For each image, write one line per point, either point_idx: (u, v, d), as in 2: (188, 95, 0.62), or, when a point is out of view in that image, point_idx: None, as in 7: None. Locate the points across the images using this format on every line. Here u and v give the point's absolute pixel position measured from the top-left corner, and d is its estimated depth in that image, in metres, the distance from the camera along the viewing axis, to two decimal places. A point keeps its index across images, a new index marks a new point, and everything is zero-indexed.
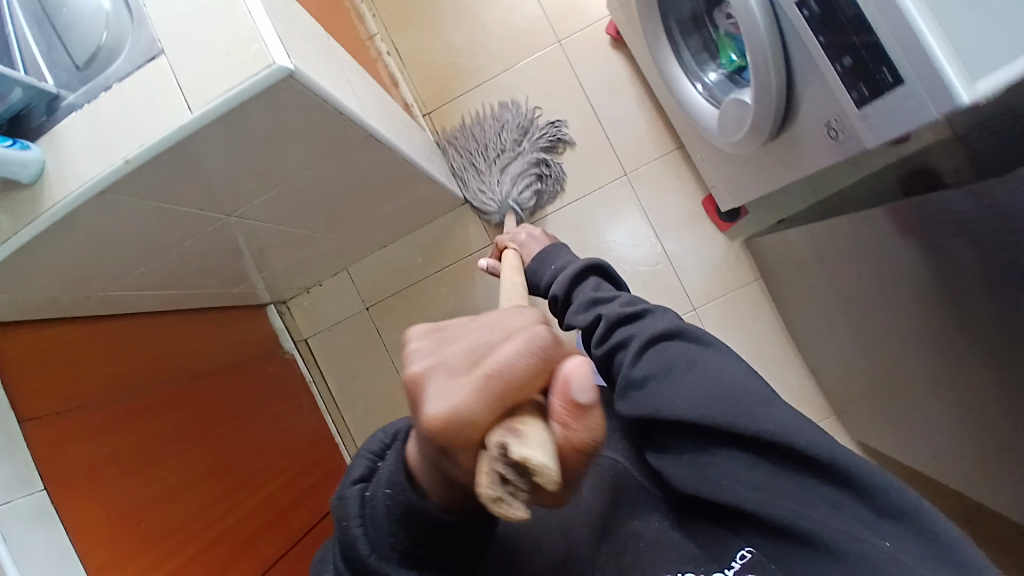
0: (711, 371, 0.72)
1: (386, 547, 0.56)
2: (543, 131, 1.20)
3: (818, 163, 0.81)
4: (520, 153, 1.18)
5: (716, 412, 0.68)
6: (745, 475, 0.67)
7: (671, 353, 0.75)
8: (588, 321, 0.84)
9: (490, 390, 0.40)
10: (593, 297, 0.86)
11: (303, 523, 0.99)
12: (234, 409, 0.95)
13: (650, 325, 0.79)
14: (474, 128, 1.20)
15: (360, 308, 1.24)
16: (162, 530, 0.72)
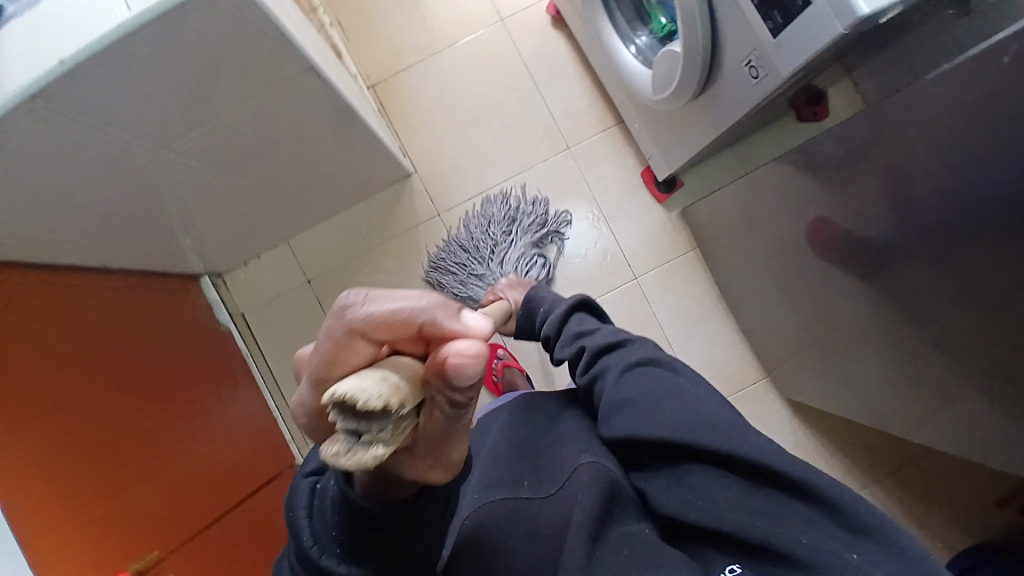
0: (688, 400, 0.65)
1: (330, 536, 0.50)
2: (533, 218, 1.18)
3: (739, 110, 0.78)
4: (514, 247, 1.17)
5: (693, 436, 0.61)
6: (719, 498, 0.57)
7: (649, 378, 0.69)
8: (575, 353, 0.77)
9: (314, 382, 0.40)
10: (579, 330, 0.80)
11: (237, 495, 0.99)
12: (155, 381, 0.94)
13: (634, 353, 0.73)
14: (462, 233, 1.19)
15: (301, 281, 1.23)
16: (82, 484, 0.72)
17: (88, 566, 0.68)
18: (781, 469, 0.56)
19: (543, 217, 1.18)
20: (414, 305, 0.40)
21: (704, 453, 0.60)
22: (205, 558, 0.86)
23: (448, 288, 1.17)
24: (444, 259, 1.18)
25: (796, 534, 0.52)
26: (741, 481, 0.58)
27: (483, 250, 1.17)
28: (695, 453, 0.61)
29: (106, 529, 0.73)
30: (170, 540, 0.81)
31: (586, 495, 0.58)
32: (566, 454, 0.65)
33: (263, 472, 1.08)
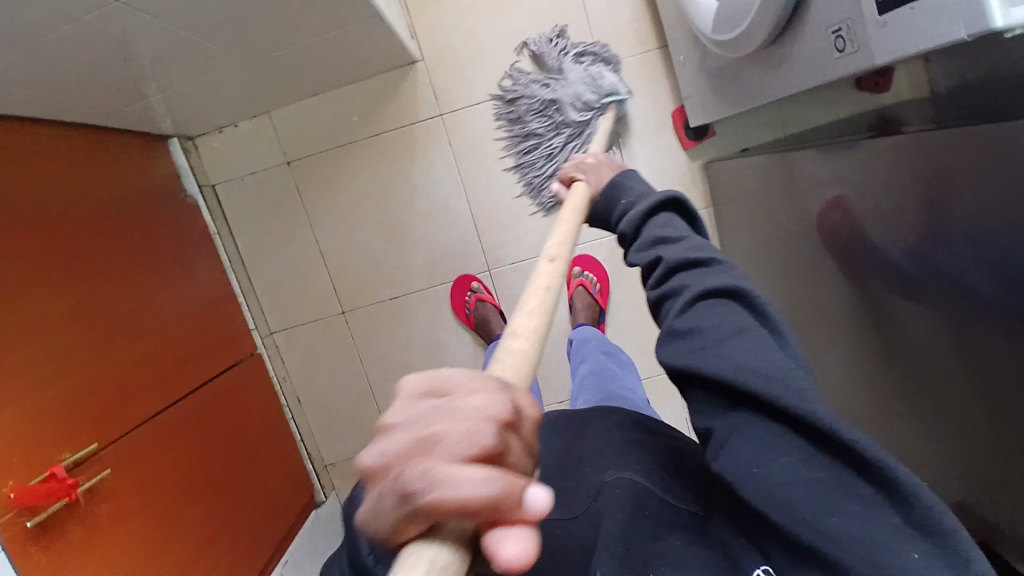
0: (767, 344, 0.45)
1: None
2: (552, 50, 1.04)
3: (810, 81, 0.66)
4: (563, 82, 1.03)
5: (763, 385, 0.42)
6: (772, 463, 0.40)
7: (726, 318, 0.47)
8: (648, 264, 0.56)
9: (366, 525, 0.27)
10: (661, 231, 0.57)
11: (200, 378, 1.00)
12: (122, 253, 0.90)
13: (712, 280, 0.50)
14: (513, 121, 1.07)
15: (279, 161, 1.12)
16: (18, 366, 0.69)
17: (21, 450, 0.67)
18: (832, 426, 0.39)
19: (559, 47, 1.04)
20: (481, 492, 0.24)
21: (759, 401, 0.42)
22: (153, 445, 0.86)
23: (542, 186, 1.09)
24: (526, 173, 1.09)
25: (842, 523, 0.37)
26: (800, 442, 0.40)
27: (540, 117, 1.05)
28: (750, 401, 0.43)
29: (42, 415, 0.71)
30: (114, 426, 0.81)
31: (610, 518, 0.45)
32: (589, 462, 0.52)
33: (222, 359, 1.06)
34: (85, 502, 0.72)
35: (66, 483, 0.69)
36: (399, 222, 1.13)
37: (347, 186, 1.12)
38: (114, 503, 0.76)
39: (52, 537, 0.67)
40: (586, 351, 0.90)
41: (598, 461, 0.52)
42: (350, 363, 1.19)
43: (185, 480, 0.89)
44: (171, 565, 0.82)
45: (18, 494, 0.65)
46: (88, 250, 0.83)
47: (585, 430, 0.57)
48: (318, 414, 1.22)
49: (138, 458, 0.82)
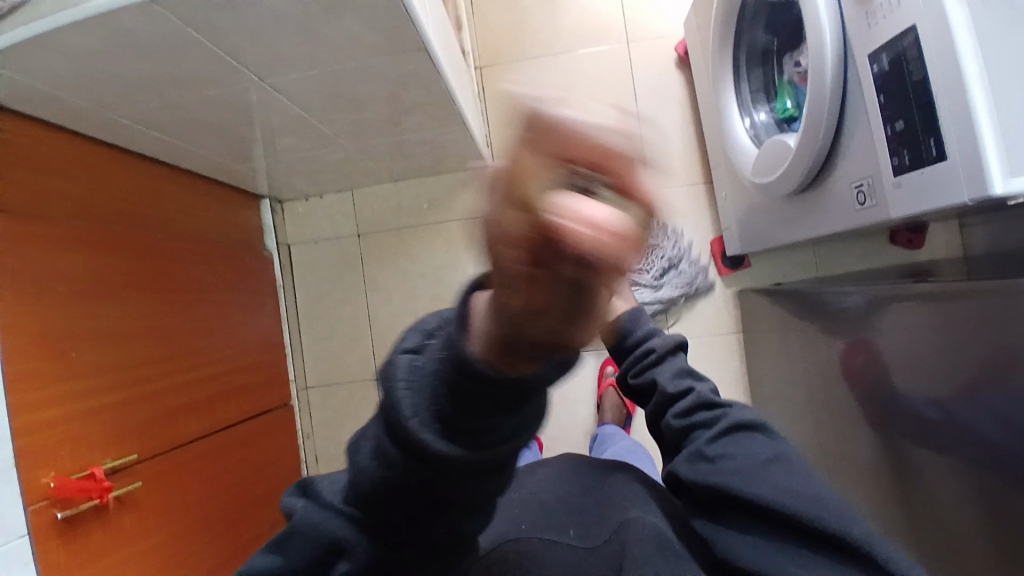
0: (802, 472, 0.51)
1: (358, 487, 0.35)
2: (687, 274, 1.14)
3: (836, 227, 0.73)
4: (655, 292, 1.13)
5: (802, 507, 0.47)
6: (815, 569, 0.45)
7: (760, 446, 0.53)
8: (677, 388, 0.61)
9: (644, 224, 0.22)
10: (692, 368, 0.64)
11: (238, 412, 1.06)
12: (198, 286, 1.01)
13: (746, 414, 0.56)
14: None
15: (351, 232, 1.24)
16: (86, 370, 0.77)
17: (71, 445, 0.74)
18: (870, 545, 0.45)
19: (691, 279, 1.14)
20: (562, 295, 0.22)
21: (791, 526, 0.47)
22: (182, 470, 0.90)
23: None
24: None
25: None
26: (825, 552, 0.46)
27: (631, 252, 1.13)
28: (785, 523, 0.47)
29: (96, 415, 0.78)
30: (154, 443, 0.86)
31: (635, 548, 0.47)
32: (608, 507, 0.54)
33: (262, 400, 1.13)
34: (112, 508, 0.77)
35: (101, 485, 0.74)
36: (446, 301, 1.21)
37: (407, 261, 1.23)
38: (136, 514, 0.80)
39: (76, 533, 0.72)
40: (611, 444, 0.93)
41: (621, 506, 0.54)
42: None
43: (202, 508, 0.93)
44: None
45: (57, 485, 0.70)
46: (170, 279, 0.95)
47: (604, 481, 0.59)
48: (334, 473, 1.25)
49: (166, 478, 0.87)
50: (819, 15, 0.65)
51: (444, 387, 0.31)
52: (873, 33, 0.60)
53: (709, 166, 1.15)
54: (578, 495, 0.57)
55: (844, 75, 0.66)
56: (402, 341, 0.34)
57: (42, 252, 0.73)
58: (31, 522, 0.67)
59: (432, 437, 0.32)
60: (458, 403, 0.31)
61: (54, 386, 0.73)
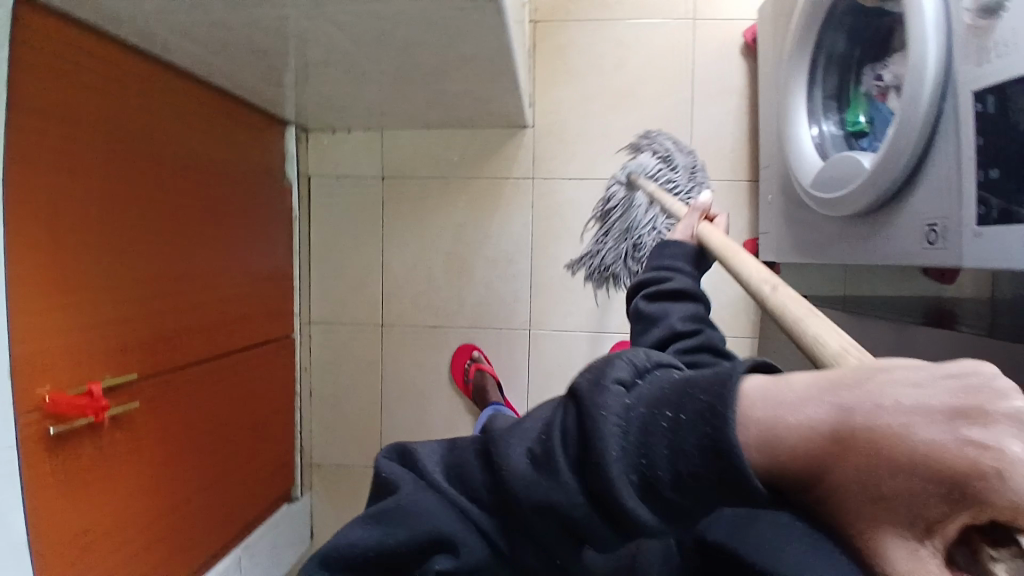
0: None
1: (496, 495, 0.35)
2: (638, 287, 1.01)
3: (893, 259, 0.70)
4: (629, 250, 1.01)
5: None
6: None
7: None
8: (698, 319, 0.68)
9: None
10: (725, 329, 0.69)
11: (240, 343, 1.04)
12: (214, 210, 0.97)
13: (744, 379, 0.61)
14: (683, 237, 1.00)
15: (375, 174, 1.19)
16: (92, 282, 0.74)
17: (71, 361, 0.71)
18: None
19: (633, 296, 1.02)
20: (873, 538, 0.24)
21: None
22: (178, 395, 0.88)
23: (672, 160, 0.98)
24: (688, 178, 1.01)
25: None
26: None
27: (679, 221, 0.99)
28: None
29: (100, 331, 0.75)
30: (154, 362, 0.84)
31: None
32: None
33: (265, 333, 1.11)
34: (105, 427, 0.75)
35: (98, 405, 0.71)
36: (463, 261, 1.18)
37: (429, 213, 1.19)
38: (129, 436, 0.79)
39: (65, 449, 0.70)
40: None
41: None
42: (371, 374, 1.21)
43: (194, 433, 0.92)
44: (150, 511, 0.83)
45: (51, 399, 0.68)
46: (187, 200, 0.90)
47: None
48: (324, 415, 1.23)
49: (162, 402, 0.85)
50: (926, 38, 0.60)
51: (669, 452, 0.30)
52: (982, 72, 0.56)
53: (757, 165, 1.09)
54: None
55: (940, 105, 0.62)
56: (616, 371, 0.34)
57: (61, 157, 0.68)
58: (21, 434, 0.65)
59: (628, 499, 0.30)
60: (665, 473, 0.30)
61: (60, 299, 0.69)
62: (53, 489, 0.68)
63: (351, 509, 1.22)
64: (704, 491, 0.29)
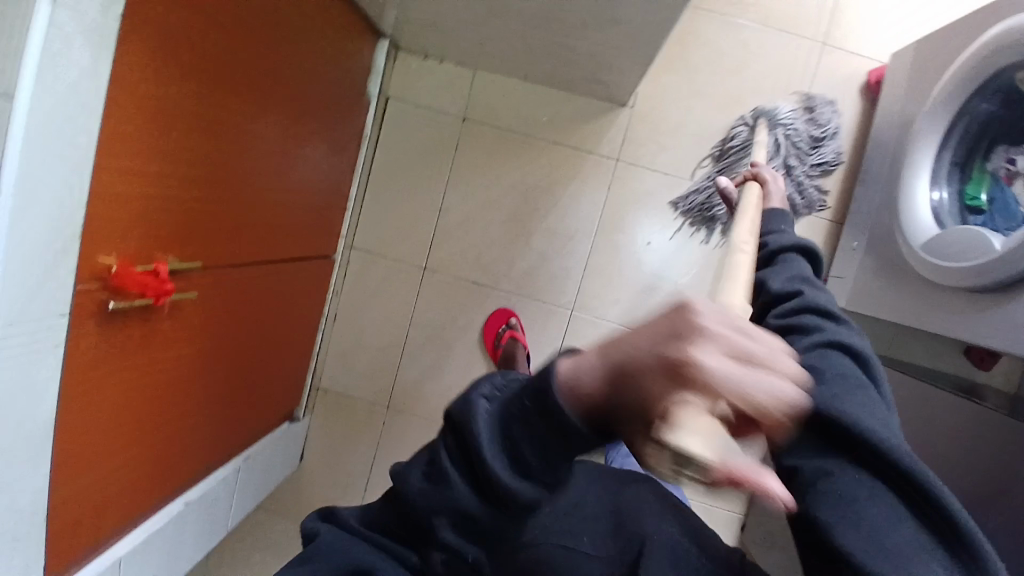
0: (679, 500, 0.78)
1: (409, 515, 0.43)
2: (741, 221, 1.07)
3: (996, 345, 0.70)
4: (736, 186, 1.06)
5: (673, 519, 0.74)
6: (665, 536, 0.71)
7: (848, 366, 0.54)
8: (780, 289, 0.66)
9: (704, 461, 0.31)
10: (807, 275, 0.67)
11: (290, 253, 0.99)
12: (300, 110, 0.90)
13: (844, 337, 0.58)
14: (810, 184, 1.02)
15: (456, 113, 1.13)
16: (180, 158, 0.68)
17: (142, 236, 0.66)
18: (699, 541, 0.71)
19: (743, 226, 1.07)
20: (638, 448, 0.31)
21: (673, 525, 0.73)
22: (226, 293, 0.84)
23: (814, 120, 1.01)
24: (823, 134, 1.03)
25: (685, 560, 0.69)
26: (924, 530, 0.44)
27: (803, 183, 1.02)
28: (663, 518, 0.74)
29: (174, 210, 0.70)
30: (214, 254, 0.79)
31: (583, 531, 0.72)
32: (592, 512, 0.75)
33: (314, 248, 1.06)
34: (157, 311, 0.71)
35: (161, 286, 0.68)
36: (525, 225, 1.14)
37: (503, 168, 1.14)
38: (176, 324, 0.75)
39: (116, 326, 0.66)
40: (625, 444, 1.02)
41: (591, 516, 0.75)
42: (403, 314, 1.18)
43: (230, 334, 0.88)
44: (176, 406, 0.81)
45: (117, 273, 0.63)
46: (281, 93, 0.84)
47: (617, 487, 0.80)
48: (344, 343, 1.20)
49: (212, 297, 0.81)
50: None
51: (528, 434, 0.36)
52: None
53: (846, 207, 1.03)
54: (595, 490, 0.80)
55: None
56: (479, 389, 0.40)
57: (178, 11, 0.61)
58: (77, 300, 0.60)
59: (505, 479, 0.37)
60: (523, 456, 0.37)
61: (145, 168, 0.64)
62: (94, 363, 0.65)
63: (350, 441, 1.20)
64: (558, 454, 0.36)
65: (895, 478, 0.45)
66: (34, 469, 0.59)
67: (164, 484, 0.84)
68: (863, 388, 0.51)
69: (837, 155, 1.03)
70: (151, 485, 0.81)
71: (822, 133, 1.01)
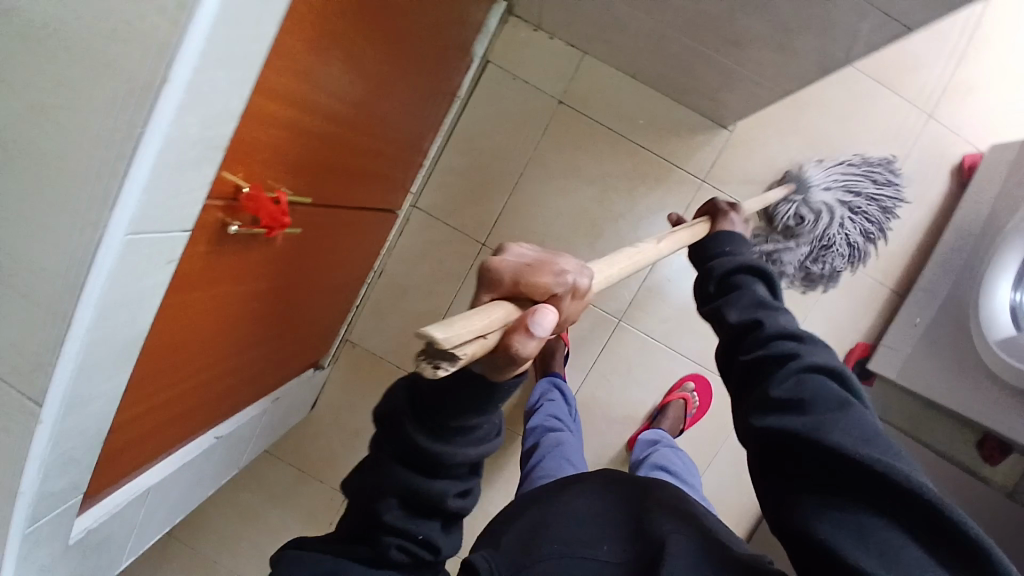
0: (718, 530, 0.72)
1: (360, 509, 0.52)
2: (840, 262, 1.03)
3: None
4: (824, 231, 1.01)
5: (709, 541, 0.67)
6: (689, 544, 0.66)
7: (833, 390, 0.51)
8: (739, 321, 0.63)
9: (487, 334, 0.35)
10: (765, 299, 0.64)
11: (372, 203, 0.94)
12: (422, 59, 0.85)
13: (819, 358, 0.54)
14: (872, 224, 1.03)
15: (552, 94, 1.09)
16: (318, 82, 0.62)
17: (263, 157, 0.60)
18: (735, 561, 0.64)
19: (843, 267, 1.03)
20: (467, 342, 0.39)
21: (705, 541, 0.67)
22: (319, 233, 0.79)
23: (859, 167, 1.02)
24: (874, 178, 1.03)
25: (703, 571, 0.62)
26: (937, 553, 0.41)
27: (862, 235, 1.02)
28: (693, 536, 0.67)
29: (298, 137, 0.64)
30: (321, 190, 0.74)
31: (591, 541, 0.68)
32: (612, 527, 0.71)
33: (389, 202, 1.01)
34: (262, 240, 0.66)
35: (282, 216, 0.63)
36: (595, 223, 1.12)
37: (585, 160, 1.11)
38: (273, 256, 0.71)
39: (225, 248, 0.61)
40: (660, 451, 0.96)
41: (604, 529, 0.71)
42: (450, 284, 1.14)
43: (306, 275, 0.83)
44: (240, 338, 0.75)
45: (249, 195, 0.59)
46: (416, 38, 0.79)
47: (649, 496, 0.77)
48: (383, 302, 1.15)
49: (307, 235, 0.76)
50: None
51: (424, 395, 0.49)
52: None
53: (910, 277, 1.07)
54: (622, 505, 0.75)
55: None
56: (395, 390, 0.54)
57: None
58: (206, 216, 0.56)
59: (411, 431, 0.49)
60: (420, 409, 0.49)
61: (287, 85, 0.58)
62: (194, 283, 0.60)
63: (366, 402, 1.16)
64: (446, 399, 0.47)
65: (900, 500, 0.43)
66: (109, 381, 0.54)
67: (203, 415, 0.77)
68: (847, 409, 0.49)
69: (893, 198, 1.03)
70: (192, 415, 0.74)
71: (871, 180, 1.02)
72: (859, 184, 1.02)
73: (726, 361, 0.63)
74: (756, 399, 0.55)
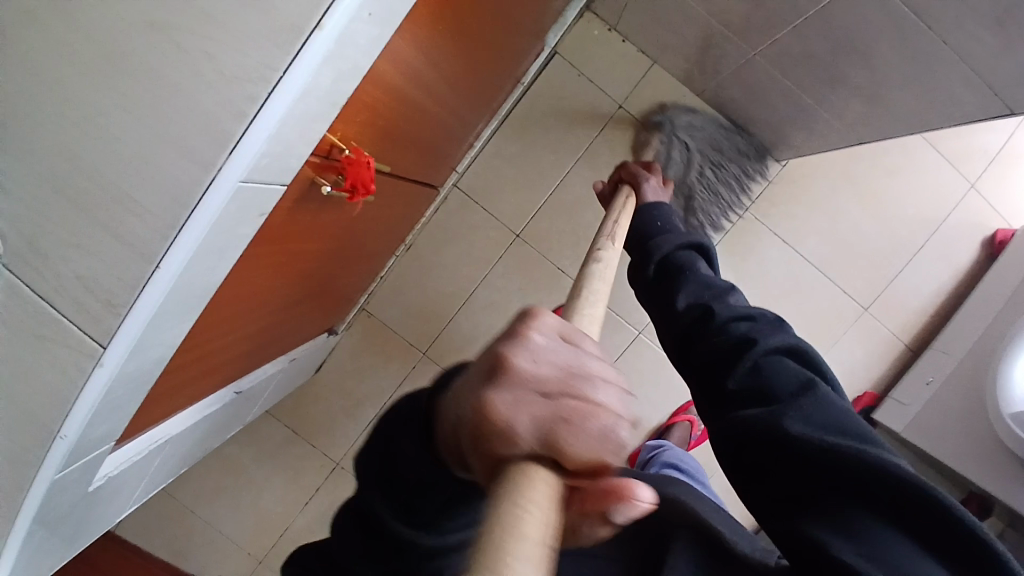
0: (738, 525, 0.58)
1: None
2: (704, 220, 1.06)
3: None
4: (688, 184, 1.04)
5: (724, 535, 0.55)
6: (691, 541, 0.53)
7: (791, 376, 0.47)
8: (687, 307, 0.56)
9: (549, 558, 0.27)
10: (708, 274, 0.58)
11: (429, 177, 0.90)
12: (512, 39, 0.81)
13: (779, 338, 0.50)
14: (737, 185, 1.06)
15: (615, 98, 1.08)
16: (433, 51, 0.60)
17: (366, 120, 0.57)
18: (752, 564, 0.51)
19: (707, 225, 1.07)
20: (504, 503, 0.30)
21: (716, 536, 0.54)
22: (379, 203, 0.75)
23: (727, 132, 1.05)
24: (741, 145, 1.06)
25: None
26: (924, 549, 0.40)
27: (723, 196, 1.06)
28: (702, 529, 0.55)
29: (398, 104, 0.61)
30: (396, 160, 0.71)
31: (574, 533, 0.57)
32: None
33: (441, 177, 0.97)
34: (333, 204, 0.62)
35: (366, 185, 0.58)
36: None
37: None
38: (335, 222, 0.67)
39: (301, 207, 0.57)
40: (675, 455, 0.98)
41: None
42: (478, 270, 1.12)
43: (355, 241, 0.80)
44: (281, 298, 0.70)
45: (347, 158, 0.56)
46: (514, 17, 0.75)
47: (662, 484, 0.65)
48: (407, 277, 1.12)
49: (370, 203, 0.72)
50: None
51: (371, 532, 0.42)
52: None
53: (927, 336, 1.13)
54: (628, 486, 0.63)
55: None
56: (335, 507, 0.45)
57: None
58: (301, 172, 0.52)
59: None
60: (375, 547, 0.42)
61: (412, 51, 0.56)
62: (264, 241, 0.55)
63: (374, 376, 1.13)
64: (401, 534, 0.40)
65: (894, 498, 0.41)
66: (173, 329, 0.50)
67: (228, 370, 0.73)
68: (812, 394, 0.46)
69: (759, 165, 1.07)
70: (215, 370, 0.69)
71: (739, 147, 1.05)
72: (723, 145, 1.05)
73: (671, 343, 0.57)
74: (719, 393, 0.50)
